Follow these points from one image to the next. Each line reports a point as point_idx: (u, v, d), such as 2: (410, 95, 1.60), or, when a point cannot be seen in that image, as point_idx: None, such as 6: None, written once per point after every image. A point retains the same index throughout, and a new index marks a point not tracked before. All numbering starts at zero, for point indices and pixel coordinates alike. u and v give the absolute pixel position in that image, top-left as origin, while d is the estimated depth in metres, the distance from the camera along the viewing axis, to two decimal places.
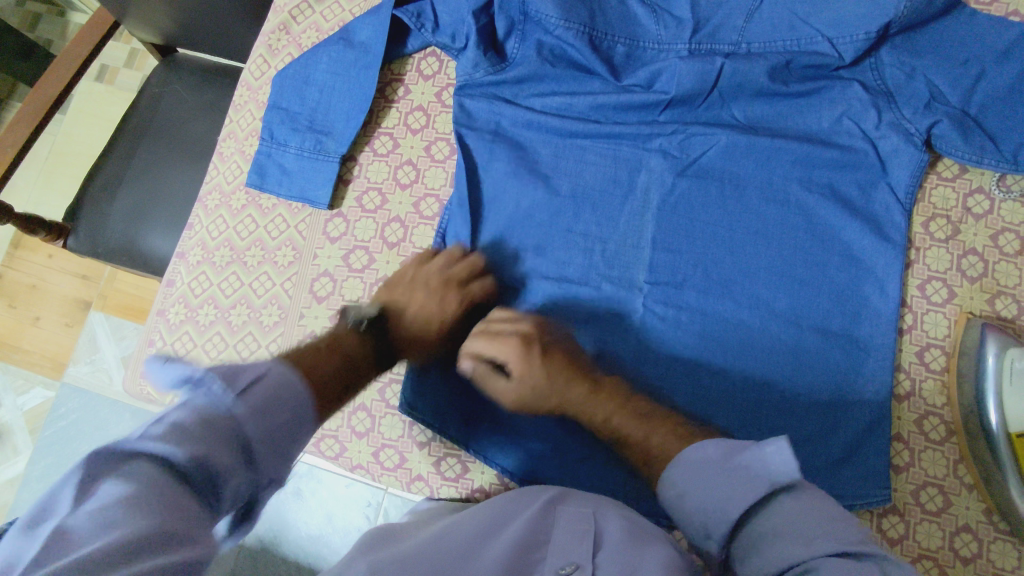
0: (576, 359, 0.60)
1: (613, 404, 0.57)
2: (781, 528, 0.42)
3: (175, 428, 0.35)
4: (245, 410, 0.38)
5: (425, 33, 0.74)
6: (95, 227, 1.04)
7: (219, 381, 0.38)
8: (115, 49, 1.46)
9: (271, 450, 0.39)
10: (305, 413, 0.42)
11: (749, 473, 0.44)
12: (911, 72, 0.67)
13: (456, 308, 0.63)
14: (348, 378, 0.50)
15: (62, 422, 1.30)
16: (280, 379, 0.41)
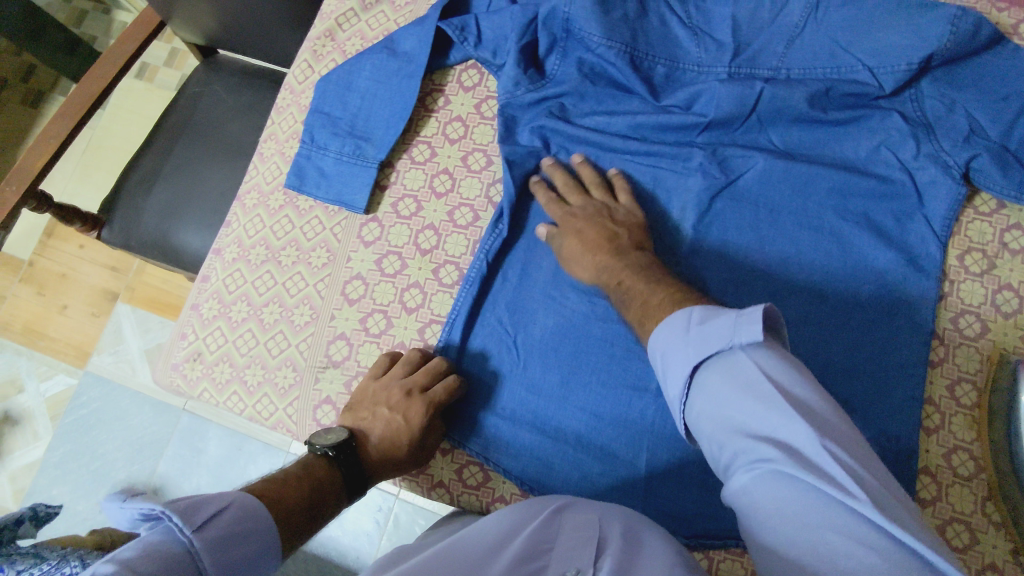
0: (621, 237, 0.65)
1: (632, 269, 0.61)
2: (737, 385, 0.41)
3: (134, 558, 0.39)
4: (202, 542, 0.43)
5: (467, 47, 0.76)
6: (130, 220, 1.07)
7: (178, 517, 0.43)
8: (157, 48, 1.50)
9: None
10: (263, 547, 0.47)
11: (719, 336, 0.43)
12: (951, 105, 0.67)
13: (422, 417, 0.64)
14: (313, 516, 0.54)
15: (83, 411, 1.32)
16: (240, 513, 0.47)
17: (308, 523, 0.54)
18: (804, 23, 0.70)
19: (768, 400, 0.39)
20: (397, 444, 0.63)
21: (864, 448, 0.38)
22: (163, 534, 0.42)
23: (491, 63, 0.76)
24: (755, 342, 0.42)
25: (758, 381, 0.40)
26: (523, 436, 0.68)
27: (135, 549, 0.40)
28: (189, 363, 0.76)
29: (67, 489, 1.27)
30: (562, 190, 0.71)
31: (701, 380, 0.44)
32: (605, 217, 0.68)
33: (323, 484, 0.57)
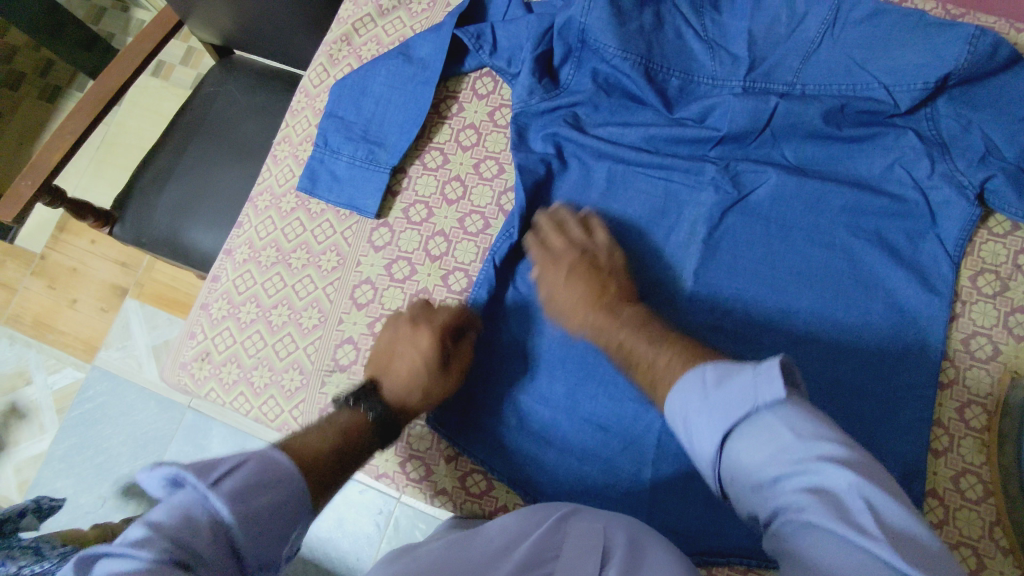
0: (606, 285, 0.64)
1: (626, 327, 0.60)
2: (765, 447, 0.41)
3: (147, 529, 0.40)
4: (220, 497, 0.42)
5: (482, 55, 0.76)
6: (143, 217, 1.07)
7: (193, 477, 0.43)
8: (173, 47, 1.51)
9: (257, 532, 0.43)
10: (291, 495, 0.46)
11: (740, 395, 0.44)
12: (967, 125, 0.67)
13: (439, 351, 0.64)
14: (347, 463, 0.54)
15: (89, 405, 1.33)
16: (261, 462, 0.46)
17: (345, 468, 0.54)
18: (821, 39, 0.70)
19: (802, 455, 0.40)
20: (421, 386, 0.64)
21: (901, 496, 0.38)
22: (180, 501, 0.42)
23: (505, 72, 0.76)
24: (779, 399, 0.42)
25: (787, 440, 0.41)
26: (526, 446, 0.68)
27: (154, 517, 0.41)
28: (197, 362, 0.77)
29: (71, 482, 1.28)
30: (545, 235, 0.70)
31: (730, 444, 0.44)
32: (590, 265, 0.65)
33: (353, 432, 0.57)
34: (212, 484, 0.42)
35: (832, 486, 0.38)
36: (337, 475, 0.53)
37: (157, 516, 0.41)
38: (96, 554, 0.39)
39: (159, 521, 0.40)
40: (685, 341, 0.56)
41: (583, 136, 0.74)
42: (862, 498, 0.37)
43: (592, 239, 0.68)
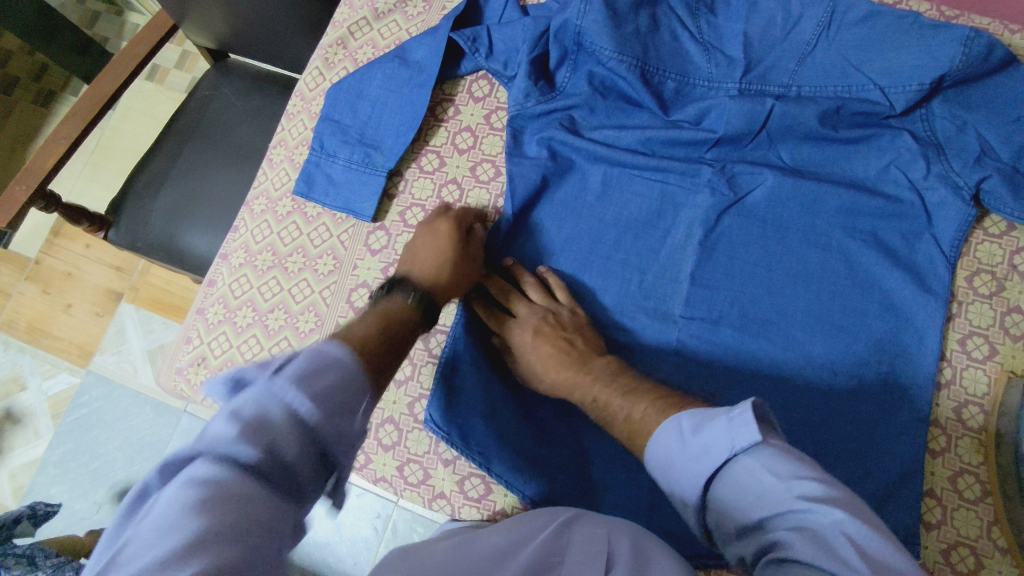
0: (571, 342, 0.65)
1: (598, 379, 0.60)
2: (749, 490, 0.41)
3: (223, 428, 0.36)
4: (285, 385, 0.37)
5: (478, 58, 0.76)
6: (138, 221, 1.07)
7: (261, 375, 0.38)
8: (168, 51, 1.51)
9: (326, 413, 0.38)
10: (352, 382, 0.40)
11: (715, 446, 0.43)
12: (962, 125, 0.67)
13: (455, 235, 0.68)
14: (395, 332, 0.52)
15: (84, 410, 1.32)
16: (318, 355, 0.40)
17: (395, 343, 0.51)
18: (816, 41, 0.70)
19: (784, 497, 0.39)
20: (445, 267, 0.65)
21: (888, 531, 0.37)
22: (253, 398, 0.37)
23: (501, 75, 0.76)
24: (755, 442, 0.41)
25: (768, 483, 0.40)
26: (524, 449, 0.68)
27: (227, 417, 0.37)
28: (193, 367, 0.76)
29: (66, 488, 1.27)
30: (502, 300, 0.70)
31: (716, 492, 0.44)
32: (554, 325, 0.66)
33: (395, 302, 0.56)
34: (274, 385, 0.37)
35: (815, 525, 0.37)
36: (385, 342, 0.50)
37: (222, 425, 0.36)
38: (167, 465, 0.35)
39: (223, 430, 0.36)
40: (657, 390, 0.55)
41: (579, 139, 0.74)
42: (846, 535, 0.36)
43: (554, 300, 0.70)
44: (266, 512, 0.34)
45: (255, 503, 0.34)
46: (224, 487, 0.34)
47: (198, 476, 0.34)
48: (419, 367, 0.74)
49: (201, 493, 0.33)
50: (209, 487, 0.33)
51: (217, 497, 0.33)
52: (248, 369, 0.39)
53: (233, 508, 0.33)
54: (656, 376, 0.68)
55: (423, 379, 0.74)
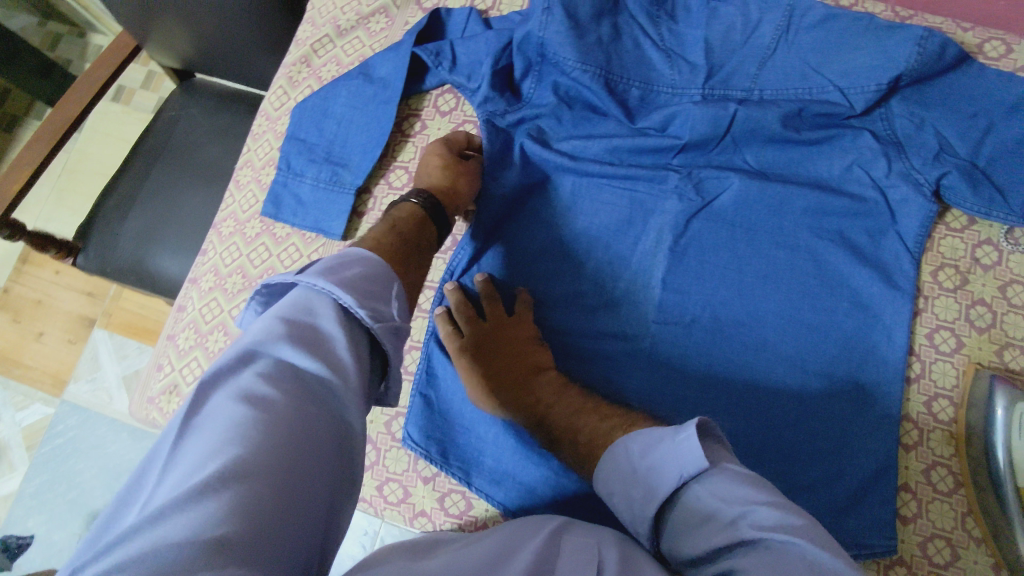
0: (533, 363, 0.66)
1: (550, 395, 0.64)
2: (704, 515, 0.44)
3: (276, 330, 0.43)
4: (318, 275, 0.46)
5: (442, 72, 0.77)
6: (106, 246, 1.05)
7: (300, 280, 0.46)
8: (133, 71, 1.49)
9: (358, 290, 0.47)
10: (378, 270, 0.50)
11: (666, 469, 0.47)
12: (921, 123, 0.68)
13: (445, 148, 0.73)
14: (409, 235, 0.61)
15: (59, 440, 1.30)
16: (343, 257, 0.50)
17: (412, 241, 0.61)
18: (776, 45, 0.71)
19: (735, 520, 0.42)
20: (443, 171, 0.70)
21: (837, 548, 0.39)
22: (301, 300, 0.45)
23: (465, 87, 0.76)
24: (703, 467, 0.45)
25: (719, 508, 0.43)
26: (502, 462, 0.69)
27: (276, 323, 0.44)
28: (165, 396, 0.75)
29: (43, 521, 1.24)
30: (459, 319, 0.70)
31: (676, 520, 0.47)
32: (514, 343, 0.68)
33: (403, 208, 0.65)
34: (308, 286, 0.46)
35: (765, 547, 0.39)
36: (401, 242, 0.59)
37: (265, 338, 0.42)
38: (208, 386, 0.40)
39: (271, 340, 0.42)
40: (602, 410, 0.61)
41: (545, 150, 0.74)
42: (799, 557, 0.38)
43: (516, 315, 0.70)
44: (311, 418, 0.40)
45: (301, 412, 0.40)
46: (273, 400, 0.40)
47: (249, 390, 0.40)
48: None
49: (254, 409, 0.38)
50: (261, 402, 0.39)
51: (268, 411, 0.39)
52: (283, 277, 0.47)
53: (290, 416, 0.39)
54: (631, 382, 0.69)
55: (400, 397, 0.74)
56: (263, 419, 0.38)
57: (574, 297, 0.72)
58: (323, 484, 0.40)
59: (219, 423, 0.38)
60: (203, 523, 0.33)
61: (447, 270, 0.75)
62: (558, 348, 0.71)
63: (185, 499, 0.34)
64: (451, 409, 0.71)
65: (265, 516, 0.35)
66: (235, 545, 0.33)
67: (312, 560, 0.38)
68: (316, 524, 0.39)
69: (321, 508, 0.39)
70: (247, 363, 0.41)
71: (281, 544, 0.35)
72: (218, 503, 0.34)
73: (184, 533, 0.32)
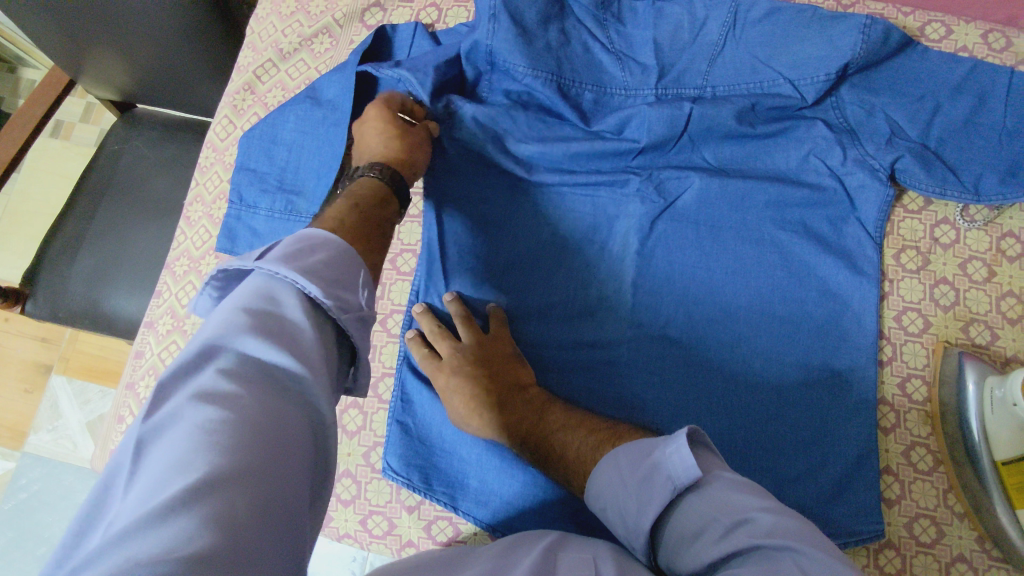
0: (510, 376, 0.66)
1: (531, 411, 0.63)
2: (699, 528, 0.43)
3: (237, 323, 0.40)
4: (278, 261, 0.43)
5: (381, 71, 0.72)
6: (54, 292, 1.00)
7: (260, 267, 0.43)
8: (70, 105, 1.43)
9: (323, 277, 0.44)
10: (342, 253, 0.47)
11: (658, 481, 0.46)
12: (870, 109, 0.69)
13: (388, 112, 0.68)
14: (370, 214, 0.57)
15: (23, 495, 1.24)
16: (302, 239, 0.46)
17: (373, 217, 0.57)
18: (723, 41, 0.71)
19: (731, 529, 0.41)
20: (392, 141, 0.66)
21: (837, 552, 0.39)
22: (263, 290, 0.42)
23: (406, 80, 0.71)
24: (695, 477, 0.44)
25: (715, 518, 0.42)
26: (487, 483, 0.67)
27: (237, 313, 0.40)
28: None
29: None
30: (432, 338, 0.69)
31: (669, 533, 0.46)
32: (487, 361, 0.66)
33: (364, 183, 0.61)
34: (272, 272, 0.43)
35: (761, 553, 0.39)
36: (364, 221, 0.56)
37: (225, 332, 0.39)
38: (167, 387, 0.37)
39: (233, 333, 0.39)
40: (587, 424, 0.60)
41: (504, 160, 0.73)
42: (795, 561, 0.37)
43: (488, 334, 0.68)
44: (283, 416, 0.38)
45: (271, 410, 0.37)
46: (242, 399, 0.36)
47: (215, 390, 0.36)
48: (371, 415, 0.73)
49: (223, 408, 0.35)
50: (230, 402, 0.36)
51: (239, 411, 0.36)
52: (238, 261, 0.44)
53: (262, 414, 0.37)
54: (613, 390, 0.68)
55: (377, 426, 0.72)
56: (235, 421, 0.35)
57: (545, 308, 0.71)
58: (299, 484, 0.37)
59: (184, 427, 0.34)
60: (180, 539, 0.30)
61: (413, 292, 0.74)
62: (534, 361, 0.70)
63: (157, 513, 0.30)
64: (430, 433, 0.70)
65: (244, 525, 0.32)
66: (218, 559, 0.30)
67: (293, 565, 0.36)
68: (295, 528, 0.36)
69: (301, 509, 0.37)
70: (208, 360, 0.38)
71: (263, 551, 0.33)
72: (195, 514, 0.31)
73: (161, 548, 0.29)
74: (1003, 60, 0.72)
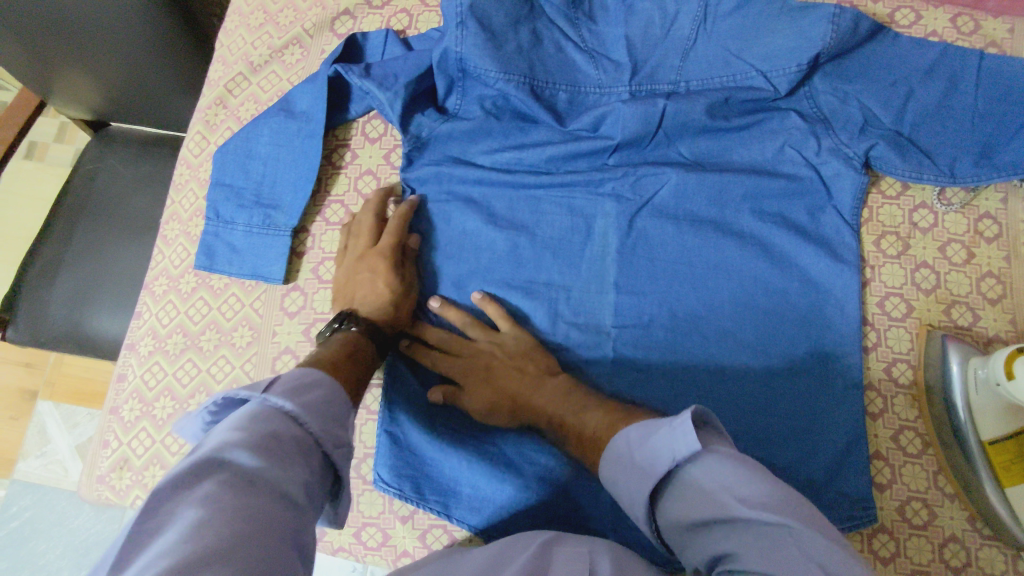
0: (524, 369, 0.66)
1: (552, 399, 0.62)
2: (694, 500, 0.42)
3: (231, 433, 0.39)
4: (280, 395, 0.43)
5: (350, 75, 0.72)
6: (34, 317, 0.98)
7: (258, 391, 0.43)
8: (43, 125, 1.41)
9: (321, 418, 0.44)
10: (336, 395, 0.47)
11: (659, 454, 0.45)
12: (843, 97, 0.69)
13: (397, 278, 0.68)
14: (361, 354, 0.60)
15: (15, 523, 1.22)
16: (301, 376, 0.47)
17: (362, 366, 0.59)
18: (695, 35, 0.71)
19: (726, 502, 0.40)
20: (368, 285, 0.68)
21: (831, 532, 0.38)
22: (259, 409, 0.42)
23: (375, 94, 0.71)
24: (696, 451, 0.43)
25: (714, 493, 0.41)
26: (479, 489, 0.67)
27: (233, 426, 0.40)
28: (116, 472, 0.72)
29: None
30: (444, 342, 0.69)
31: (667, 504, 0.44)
32: (499, 357, 0.67)
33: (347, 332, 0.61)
34: (278, 404, 0.43)
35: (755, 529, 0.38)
36: (352, 358, 0.58)
37: (221, 442, 0.39)
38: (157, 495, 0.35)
39: (228, 444, 0.38)
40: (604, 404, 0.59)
41: (467, 169, 0.74)
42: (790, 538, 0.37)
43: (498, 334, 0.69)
44: (271, 525, 0.36)
45: (260, 518, 0.36)
46: (230, 504, 0.35)
47: (205, 495, 0.35)
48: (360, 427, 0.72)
49: (210, 512, 0.34)
50: (218, 506, 0.35)
51: (225, 514, 0.34)
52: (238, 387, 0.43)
53: (250, 520, 0.35)
54: (602, 389, 0.67)
55: (367, 438, 0.72)
56: (221, 524, 0.34)
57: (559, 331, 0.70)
58: None
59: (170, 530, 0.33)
60: None
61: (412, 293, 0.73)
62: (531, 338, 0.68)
63: None
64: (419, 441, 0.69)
65: None
66: None
67: None
68: None
69: None
70: (206, 467, 0.37)
71: None
72: None
73: None
74: (972, 43, 0.72)
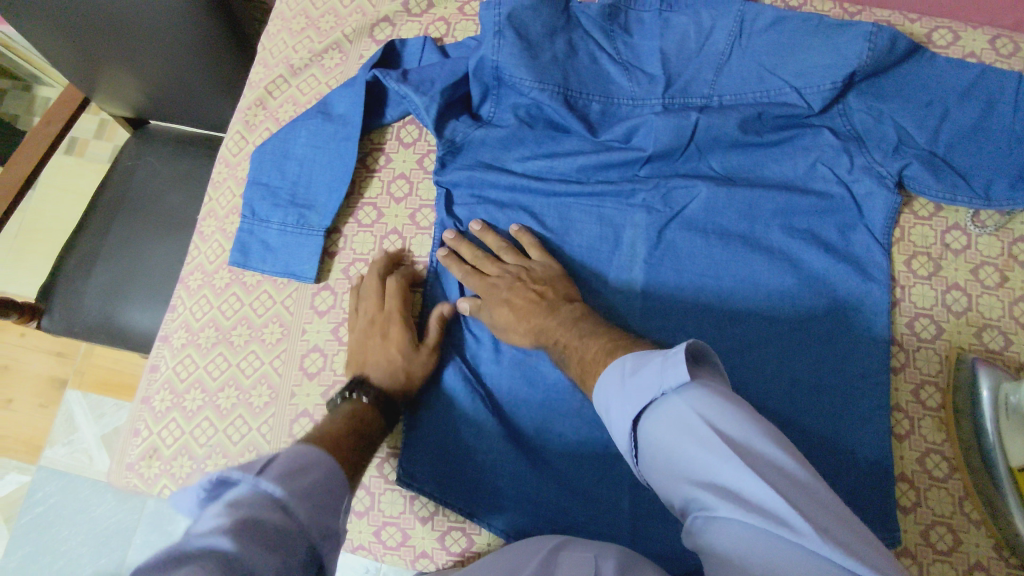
0: (546, 294, 0.66)
1: (563, 326, 0.62)
2: (674, 433, 0.42)
3: (217, 519, 0.35)
4: (273, 479, 0.39)
5: (388, 80, 0.74)
6: (70, 307, 1.01)
7: (250, 472, 0.39)
8: (85, 121, 1.46)
9: (313, 509, 0.40)
10: (330, 482, 0.43)
11: (650, 384, 0.44)
12: (878, 116, 0.69)
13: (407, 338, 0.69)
14: (363, 425, 0.60)
15: (39, 509, 1.25)
16: (295, 456, 0.43)
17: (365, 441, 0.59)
18: (730, 50, 0.71)
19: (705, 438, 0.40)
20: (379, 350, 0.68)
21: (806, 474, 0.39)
22: (248, 494, 0.38)
23: (411, 99, 0.73)
24: (684, 383, 0.43)
25: (695, 425, 0.41)
26: (502, 489, 0.67)
27: (219, 511, 0.36)
28: (145, 461, 0.73)
29: None
30: (476, 262, 0.71)
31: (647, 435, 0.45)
32: (524, 280, 0.68)
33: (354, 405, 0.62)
34: (270, 491, 0.39)
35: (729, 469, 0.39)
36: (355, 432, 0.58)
37: (203, 530, 0.35)
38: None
39: (211, 532, 0.34)
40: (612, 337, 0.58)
41: (499, 175, 0.74)
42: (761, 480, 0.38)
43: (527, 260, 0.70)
44: None
45: None
46: None
47: None
48: None
49: None
50: None
51: None
52: (228, 467, 0.39)
53: None
54: None
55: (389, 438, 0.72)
56: None
57: None
58: None
59: None
60: None
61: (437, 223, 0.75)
62: (558, 266, 0.70)
63: None
64: (444, 439, 0.69)
65: None
66: None
67: None
68: None
69: None
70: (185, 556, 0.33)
71: None
72: None
73: None
74: (1010, 65, 0.72)
